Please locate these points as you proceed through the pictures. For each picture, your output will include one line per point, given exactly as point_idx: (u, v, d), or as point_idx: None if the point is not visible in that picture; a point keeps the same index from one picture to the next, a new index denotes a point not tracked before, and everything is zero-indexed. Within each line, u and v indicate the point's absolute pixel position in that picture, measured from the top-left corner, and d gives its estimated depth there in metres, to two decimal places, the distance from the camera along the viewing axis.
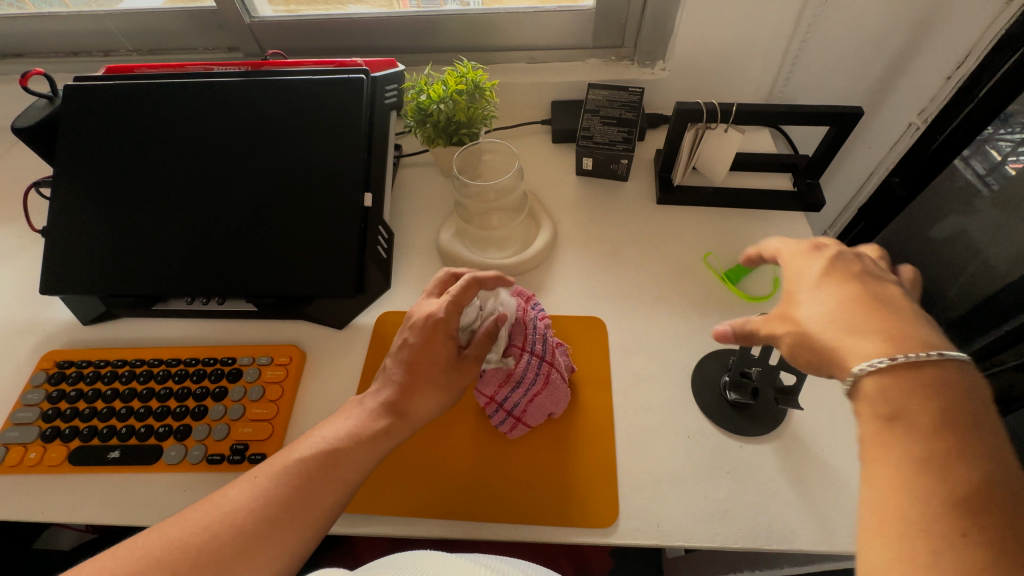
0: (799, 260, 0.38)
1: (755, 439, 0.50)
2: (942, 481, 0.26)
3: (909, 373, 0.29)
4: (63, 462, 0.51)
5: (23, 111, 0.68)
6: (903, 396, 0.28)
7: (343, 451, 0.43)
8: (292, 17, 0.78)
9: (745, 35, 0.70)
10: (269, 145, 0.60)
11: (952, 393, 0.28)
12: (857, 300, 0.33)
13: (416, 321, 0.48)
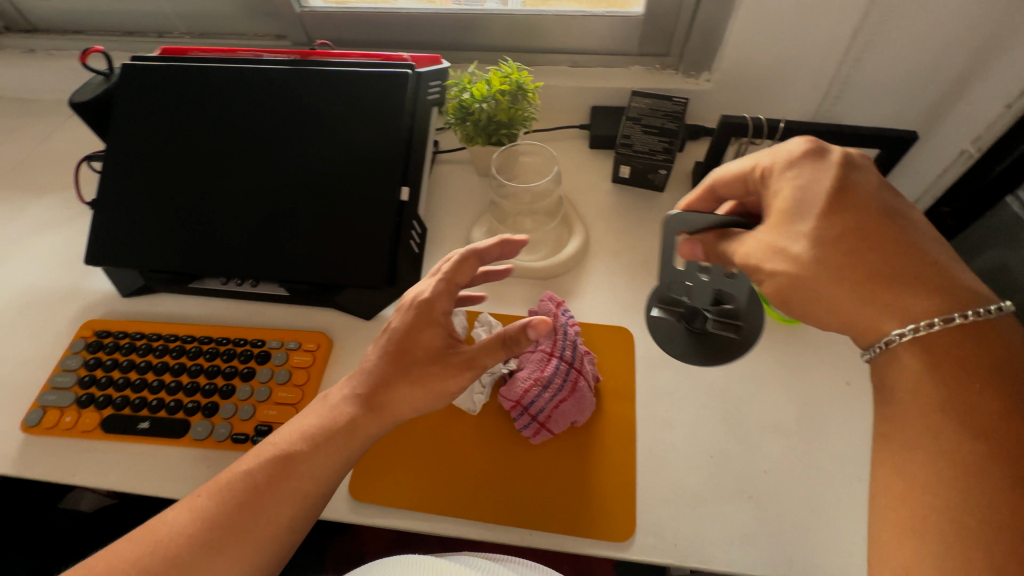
0: (793, 174, 0.37)
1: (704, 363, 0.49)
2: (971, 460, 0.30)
3: (944, 340, 0.32)
4: (96, 428, 0.52)
5: (82, 87, 0.70)
6: (940, 361, 0.32)
7: (298, 459, 0.43)
8: (342, 9, 0.79)
9: (797, 50, 0.68)
10: (313, 134, 0.61)
11: (987, 356, 0.31)
12: (840, 241, 0.34)
13: (403, 306, 0.47)
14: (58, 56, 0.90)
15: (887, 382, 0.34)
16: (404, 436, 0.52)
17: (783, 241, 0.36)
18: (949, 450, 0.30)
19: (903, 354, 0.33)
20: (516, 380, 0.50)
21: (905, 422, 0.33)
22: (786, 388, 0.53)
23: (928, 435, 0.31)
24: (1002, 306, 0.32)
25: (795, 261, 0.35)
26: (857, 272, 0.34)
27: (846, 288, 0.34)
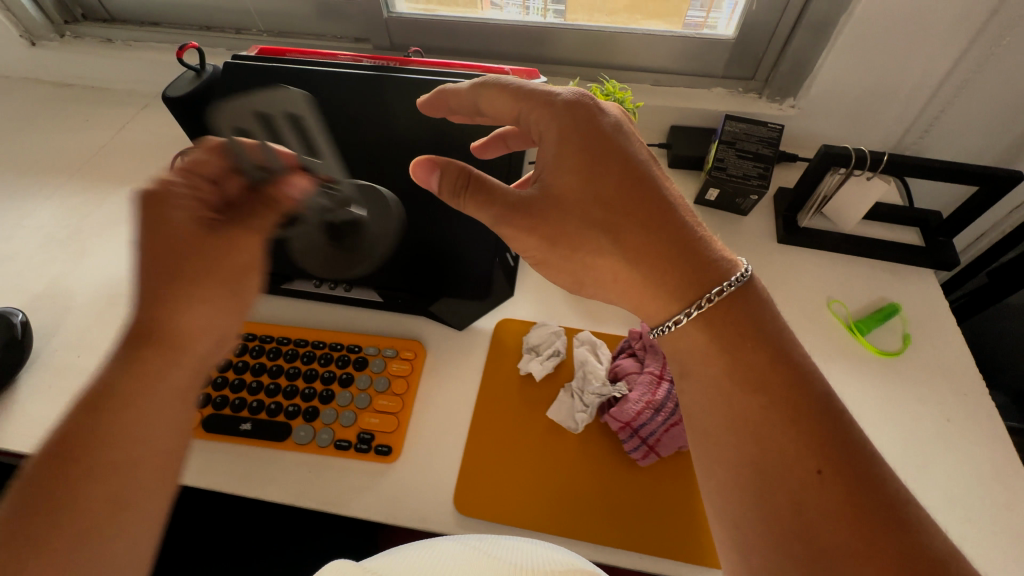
0: (568, 135, 0.46)
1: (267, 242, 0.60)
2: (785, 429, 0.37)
3: (718, 321, 0.41)
4: (197, 427, 0.52)
5: (175, 82, 0.70)
6: (733, 343, 0.40)
7: (108, 418, 0.35)
8: (429, 17, 0.80)
9: (888, 82, 0.69)
10: (412, 141, 0.62)
11: (742, 321, 0.41)
12: (588, 202, 0.45)
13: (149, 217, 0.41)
14: (136, 48, 0.90)
15: (680, 356, 0.43)
16: (508, 452, 0.52)
17: (551, 195, 0.45)
18: (748, 411, 0.38)
19: (691, 328, 0.42)
20: (626, 403, 0.49)
21: (710, 396, 0.40)
22: (888, 423, 0.53)
23: (724, 403, 0.40)
24: (740, 273, 0.42)
25: (564, 219, 0.45)
26: (620, 237, 0.44)
27: (610, 255, 0.44)
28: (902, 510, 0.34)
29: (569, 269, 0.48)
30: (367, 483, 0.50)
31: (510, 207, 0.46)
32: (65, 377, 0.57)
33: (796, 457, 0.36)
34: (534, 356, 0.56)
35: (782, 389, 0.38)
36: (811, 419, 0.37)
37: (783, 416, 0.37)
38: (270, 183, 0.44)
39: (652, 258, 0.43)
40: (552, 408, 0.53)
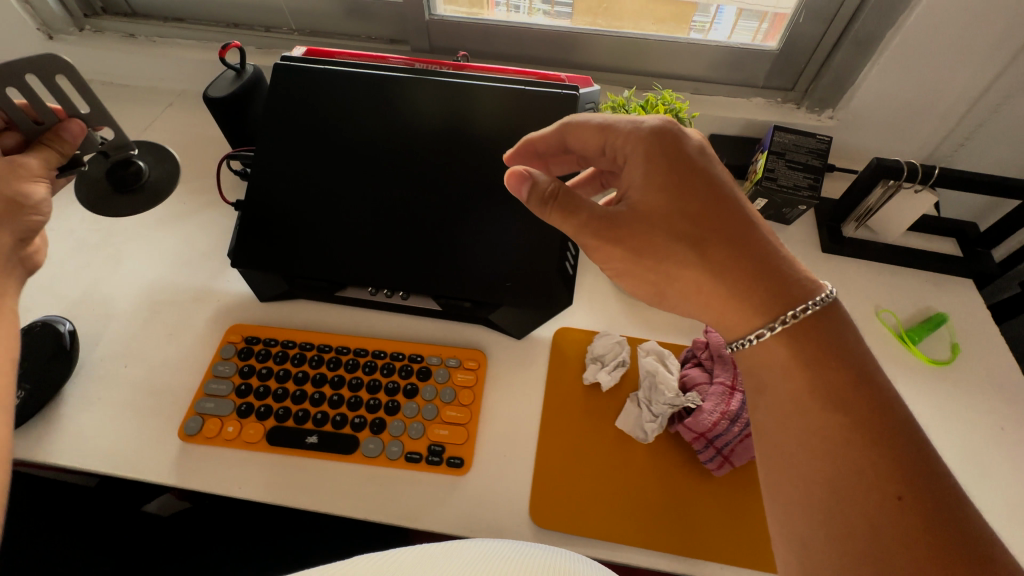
0: (655, 153, 0.44)
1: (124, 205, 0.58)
2: (864, 452, 0.35)
3: (801, 338, 0.39)
4: (260, 440, 0.51)
5: (214, 82, 0.68)
6: (813, 359, 0.39)
7: None
8: (473, 20, 0.79)
9: (926, 96, 0.70)
10: (470, 147, 0.61)
11: (826, 340, 0.39)
12: (673, 218, 0.43)
13: None
14: (160, 44, 0.87)
15: (754, 370, 0.42)
16: (579, 462, 0.52)
17: (636, 213, 0.44)
18: (825, 426, 0.37)
19: (773, 344, 0.40)
20: (700, 414, 0.49)
21: (783, 408, 0.39)
22: (947, 432, 0.55)
23: (799, 416, 0.38)
24: (827, 294, 0.40)
25: (649, 236, 0.44)
26: (705, 253, 0.42)
27: (694, 267, 0.43)
28: (988, 545, 0.32)
29: (650, 280, 0.46)
30: (440, 496, 0.49)
31: (596, 225, 0.45)
32: (113, 388, 0.55)
33: (875, 478, 0.34)
34: (600, 365, 0.56)
35: (865, 409, 0.36)
36: (895, 443, 0.35)
37: (865, 437, 0.36)
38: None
39: (737, 274, 0.41)
40: (621, 418, 0.53)
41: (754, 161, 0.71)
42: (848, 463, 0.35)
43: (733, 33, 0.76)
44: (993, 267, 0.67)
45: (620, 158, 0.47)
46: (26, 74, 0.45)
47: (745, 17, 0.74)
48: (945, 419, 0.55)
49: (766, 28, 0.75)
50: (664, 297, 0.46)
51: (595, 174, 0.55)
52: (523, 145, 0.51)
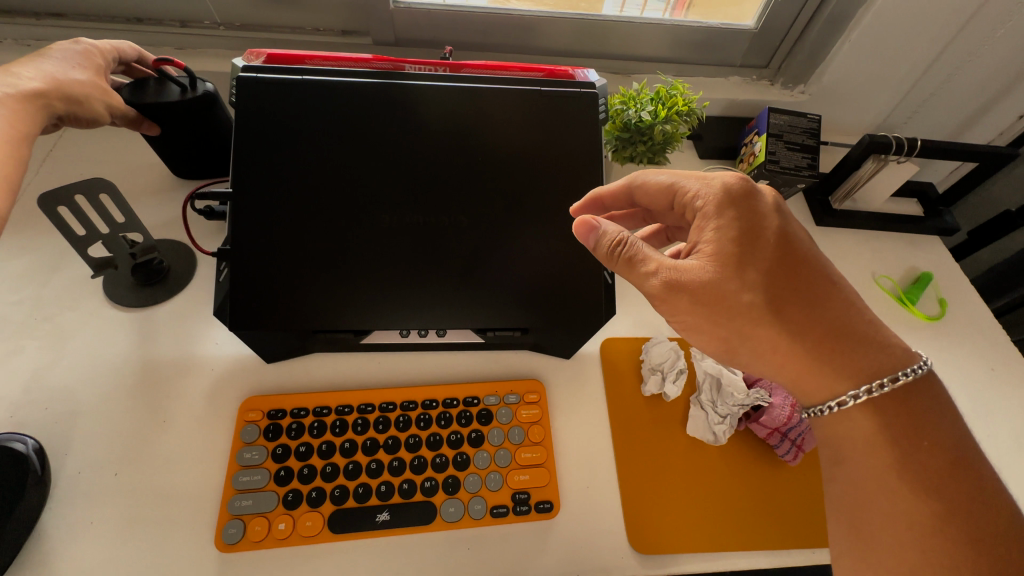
0: (727, 206, 0.41)
1: (131, 307, 0.55)
2: (954, 541, 0.33)
3: (892, 411, 0.36)
4: (321, 530, 0.44)
5: (135, 88, 0.55)
6: (901, 431, 0.36)
7: None
8: (447, 8, 0.71)
9: (888, 69, 0.74)
10: (488, 157, 0.53)
11: (916, 415, 0.36)
12: (747, 272, 0.39)
13: (60, 54, 0.50)
14: None
15: (832, 440, 0.39)
16: (661, 478, 0.51)
17: (705, 266, 0.40)
18: (913, 512, 0.34)
19: (856, 415, 0.37)
20: (773, 409, 0.51)
21: (860, 484, 0.37)
22: (955, 382, 0.61)
23: (880, 496, 0.35)
24: (918, 367, 0.37)
25: (719, 290, 0.39)
26: (783, 313, 0.39)
27: (770, 326, 0.38)
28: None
29: (714, 330, 0.40)
30: (535, 544, 0.46)
31: (664, 280, 0.40)
32: (107, 505, 0.44)
33: (971, 572, 0.32)
34: (662, 376, 0.55)
35: (954, 496, 0.34)
36: (983, 537, 0.33)
37: (956, 526, 0.33)
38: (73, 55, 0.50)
39: (816, 337, 0.38)
40: (689, 424, 0.53)
41: (750, 143, 0.72)
42: (936, 554, 0.33)
43: (646, 7, 0.74)
44: (954, 223, 0.75)
45: (691, 214, 0.44)
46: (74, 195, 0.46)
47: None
48: (950, 369, 0.62)
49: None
50: (736, 354, 0.41)
51: (659, 230, 0.54)
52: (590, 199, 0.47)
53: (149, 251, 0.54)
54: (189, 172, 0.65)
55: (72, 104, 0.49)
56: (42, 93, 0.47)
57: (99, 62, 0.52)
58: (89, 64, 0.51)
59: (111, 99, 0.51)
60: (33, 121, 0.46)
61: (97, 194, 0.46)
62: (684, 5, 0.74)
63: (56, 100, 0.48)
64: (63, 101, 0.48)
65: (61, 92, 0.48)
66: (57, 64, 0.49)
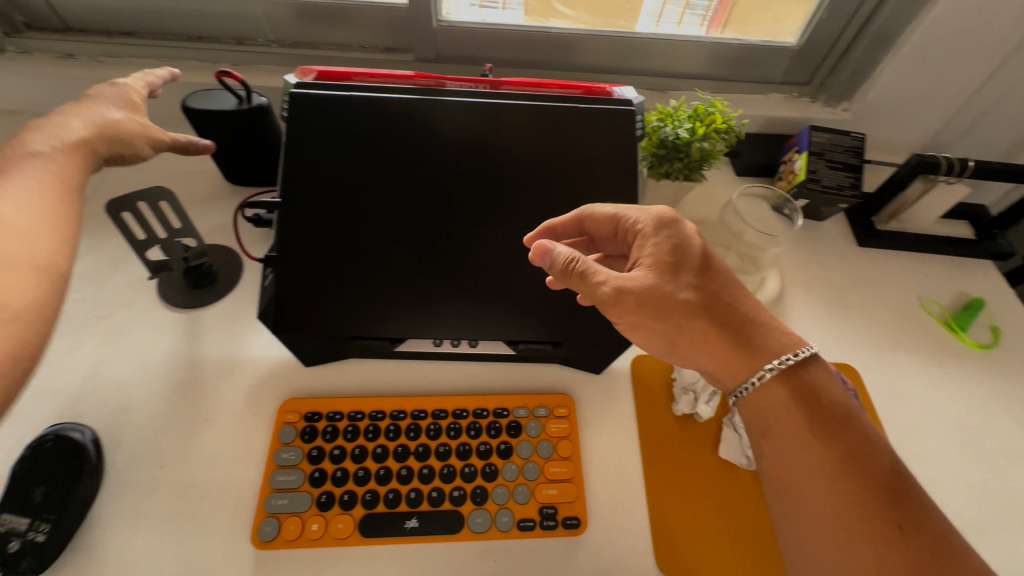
0: (662, 225, 0.44)
1: (182, 309, 0.58)
2: (863, 488, 0.35)
3: (797, 378, 0.39)
4: (352, 533, 0.45)
5: (200, 98, 0.58)
6: (807, 395, 0.39)
7: None
8: (487, 26, 0.73)
9: (938, 87, 0.72)
10: (525, 171, 0.54)
11: (815, 380, 0.40)
12: (680, 274, 0.41)
13: (96, 100, 0.45)
14: (110, 65, 0.73)
15: (756, 412, 0.40)
16: (691, 501, 0.50)
17: (647, 275, 0.42)
18: (829, 466, 0.36)
19: (773, 384, 0.39)
20: None
21: (784, 449, 0.38)
22: (1008, 414, 0.58)
23: (817, 472, 0.36)
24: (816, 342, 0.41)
25: (659, 292, 0.41)
26: (710, 304, 0.41)
27: (702, 317, 0.41)
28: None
29: (660, 326, 0.41)
30: (562, 561, 0.46)
31: (613, 286, 0.41)
32: (154, 497, 0.46)
33: (878, 511, 0.34)
34: (694, 396, 0.54)
35: (863, 452, 0.36)
36: (895, 488, 0.35)
37: (863, 473, 0.35)
38: (106, 98, 0.46)
39: (736, 321, 0.41)
40: (722, 447, 0.52)
41: (790, 161, 0.71)
42: (851, 501, 0.34)
43: (682, 23, 0.74)
44: (1008, 246, 0.72)
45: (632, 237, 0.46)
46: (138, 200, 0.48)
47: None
48: (1002, 399, 0.59)
49: (715, 6, 0.73)
50: (678, 349, 0.42)
51: None
52: (545, 229, 0.48)
53: (202, 255, 0.57)
54: (241, 179, 0.69)
55: (118, 148, 0.44)
56: (86, 141, 0.42)
57: (134, 100, 0.47)
58: (124, 104, 0.46)
59: (153, 132, 0.46)
60: (81, 170, 0.42)
61: (156, 202, 0.49)
62: (721, 23, 0.74)
63: (102, 146, 0.43)
64: (105, 148, 0.43)
65: (105, 137, 0.43)
66: (95, 107, 0.44)
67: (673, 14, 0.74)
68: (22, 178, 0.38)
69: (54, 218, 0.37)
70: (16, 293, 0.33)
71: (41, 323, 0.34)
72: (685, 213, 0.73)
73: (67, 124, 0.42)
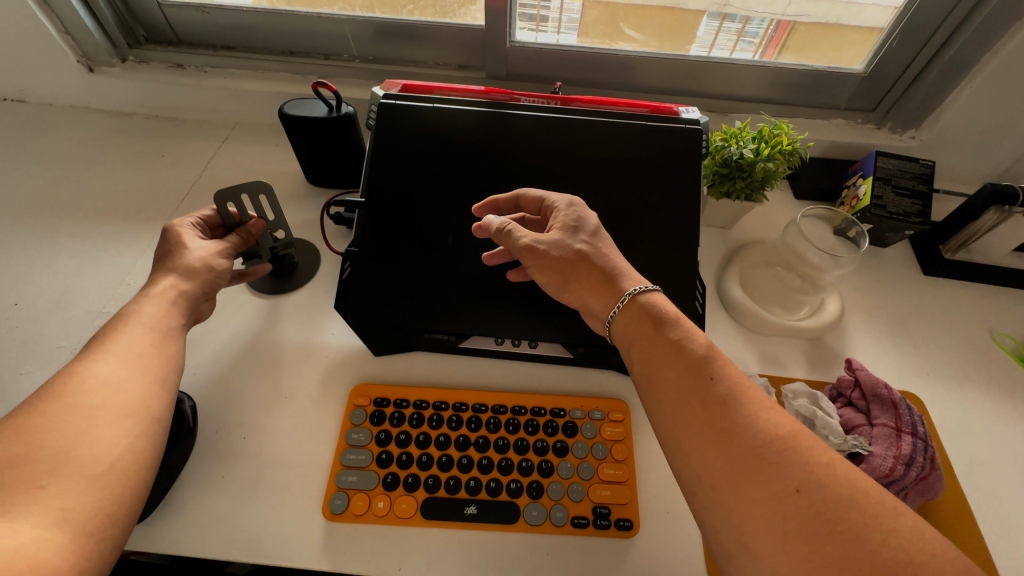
0: (571, 204, 0.50)
1: (268, 296, 0.63)
2: (699, 385, 0.37)
3: (654, 301, 0.43)
4: (414, 514, 0.47)
5: (295, 106, 0.64)
6: (663, 313, 0.42)
7: (114, 387, 0.38)
8: (558, 47, 0.77)
9: (1015, 119, 0.71)
10: (592, 183, 0.57)
11: (666, 303, 0.43)
12: (578, 233, 0.47)
13: (163, 253, 0.49)
14: (213, 75, 0.81)
15: (624, 333, 0.43)
16: None
17: (555, 234, 0.48)
18: (675, 368, 0.38)
19: (632, 304, 0.43)
20: (874, 459, 0.48)
21: (643, 361, 0.40)
22: None
23: (670, 375, 0.38)
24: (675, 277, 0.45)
25: (560, 245, 0.47)
26: (593, 253, 0.46)
27: (587, 264, 0.46)
28: (831, 467, 0.32)
29: (557, 268, 0.46)
30: (614, 562, 0.47)
31: (530, 239, 0.47)
32: (235, 464, 0.51)
33: (709, 402, 0.36)
34: None
35: (703, 354, 0.38)
36: (730, 385, 0.37)
37: (703, 372, 0.37)
38: (165, 247, 0.50)
39: (611, 264, 0.46)
40: None
41: (853, 186, 0.71)
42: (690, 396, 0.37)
43: (734, 50, 0.77)
44: None
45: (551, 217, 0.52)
46: (240, 194, 0.52)
47: (753, 23, 0.75)
48: None
49: (771, 35, 0.75)
50: (571, 291, 0.47)
51: None
52: (486, 205, 0.53)
53: (289, 246, 0.61)
54: (322, 180, 0.75)
55: (205, 282, 0.49)
56: (179, 295, 0.47)
57: (183, 233, 0.51)
58: (179, 243, 0.50)
59: (219, 257, 0.51)
60: (169, 311, 0.46)
61: (257, 195, 0.52)
62: (777, 48, 0.76)
63: (194, 285, 0.48)
64: (190, 281, 0.48)
65: (193, 277, 0.49)
66: (168, 264, 0.48)
67: (729, 38, 0.76)
68: (123, 334, 0.42)
69: (148, 371, 0.40)
70: (112, 446, 0.35)
71: (134, 466, 0.36)
72: (742, 233, 0.74)
73: (162, 285, 0.47)
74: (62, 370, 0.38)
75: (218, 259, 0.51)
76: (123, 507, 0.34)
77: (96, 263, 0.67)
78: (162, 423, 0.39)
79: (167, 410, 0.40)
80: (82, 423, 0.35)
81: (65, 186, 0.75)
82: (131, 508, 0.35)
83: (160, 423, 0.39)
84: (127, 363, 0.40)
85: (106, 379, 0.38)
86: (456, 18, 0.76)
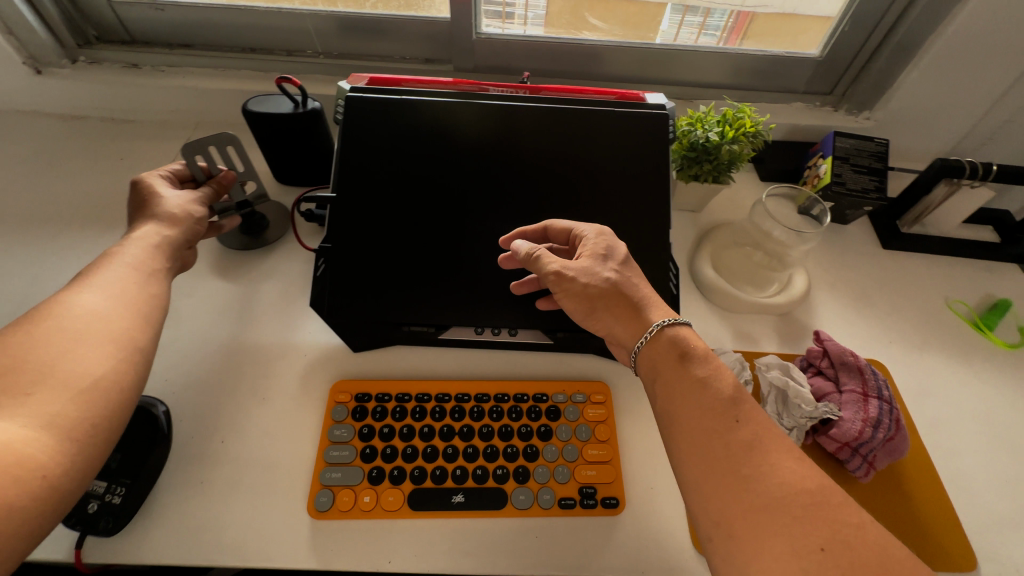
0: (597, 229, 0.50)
1: (240, 296, 0.62)
2: (728, 430, 0.38)
3: (687, 337, 0.43)
4: (402, 506, 0.47)
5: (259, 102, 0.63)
6: (694, 349, 0.43)
7: (98, 313, 0.38)
8: (525, 39, 0.77)
9: (958, 97, 0.74)
10: (565, 170, 0.57)
11: (697, 341, 0.43)
12: (607, 262, 0.47)
13: (137, 204, 0.49)
14: (171, 73, 0.79)
15: (653, 365, 0.43)
16: None
17: (582, 261, 0.47)
18: (707, 410, 0.39)
19: (661, 336, 0.43)
20: (844, 423, 0.51)
21: (674, 398, 0.41)
22: None
23: (700, 417, 0.39)
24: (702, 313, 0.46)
25: (589, 271, 0.46)
26: (623, 284, 0.46)
27: (617, 294, 0.46)
28: (860, 529, 0.33)
29: (585, 295, 0.46)
30: (602, 540, 0.48)
31: (558, 265, 0.46)
32: (214, 467, 0.49)
33: (738, 451, 0.37)
34: None
35: (735, 399, 0.39)
36: (760, 434, 0.37)
37: (734, 417, 0.38)
38: (139, 199, 0.49)
39: (640, 296, 0.46)
40: None
41: (814, 166, 0.73)
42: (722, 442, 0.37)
43: (700, 37, 0.78)
44: None
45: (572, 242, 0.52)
46: (209, 145, 0.52)
47: (713, 16, 0.77)
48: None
49: (731, 26, 0.77)
50: (596, 319, 0.47)
51: None
52: (511, 237, 0.53)
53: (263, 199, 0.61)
54: (290, 178, 0.73)
55: (185, 229, 0.49)
56: (162, 241, 0.46)
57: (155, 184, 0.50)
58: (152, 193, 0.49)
59: (195, 207, 0.51)
60: (155, 253, 0.45)
61: (226, 146, 0.53)
62: (740, 35, 0.78)
63: (176, 232, 0.48)
64: (171, 227, 0.48)
65: (174, 224, 0.48)
66: (144, 214, 0.48)
67: (693, 27, 0.78)
68: (109, 270, 0.42)
69: (134, 305, 0.40)
70: (96, 364, 0.35)
71: (117, 388, 0.36)
72: (713, 217, 0.76)
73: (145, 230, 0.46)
74: (49, 298, 0.38)
75: (195, 209, 0.51)
76: (108, 423, 0.35)
77: (54, 272, 0.64)
78: (146, 355, 0.39)
79: (153, 341, 0.40)
80: (67, 342, 0.35)
81: (15, 194, 0.72)
82: (115, 424, 0.35)
83: (144, 356, 0.39)
84: (110, 294, 0.40)
85: (92, 307, 0.38)
86: (421, 11, 0.75)
